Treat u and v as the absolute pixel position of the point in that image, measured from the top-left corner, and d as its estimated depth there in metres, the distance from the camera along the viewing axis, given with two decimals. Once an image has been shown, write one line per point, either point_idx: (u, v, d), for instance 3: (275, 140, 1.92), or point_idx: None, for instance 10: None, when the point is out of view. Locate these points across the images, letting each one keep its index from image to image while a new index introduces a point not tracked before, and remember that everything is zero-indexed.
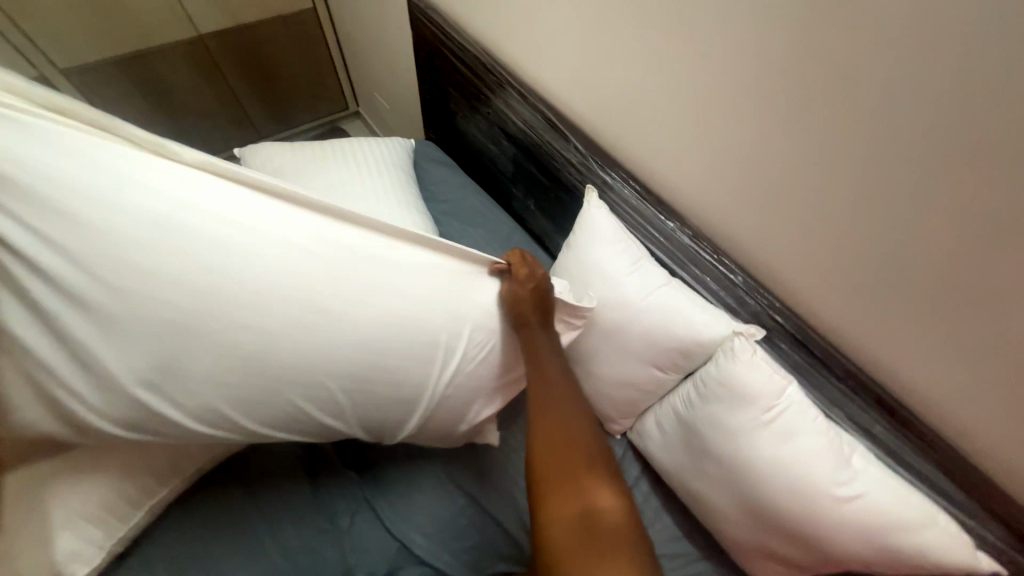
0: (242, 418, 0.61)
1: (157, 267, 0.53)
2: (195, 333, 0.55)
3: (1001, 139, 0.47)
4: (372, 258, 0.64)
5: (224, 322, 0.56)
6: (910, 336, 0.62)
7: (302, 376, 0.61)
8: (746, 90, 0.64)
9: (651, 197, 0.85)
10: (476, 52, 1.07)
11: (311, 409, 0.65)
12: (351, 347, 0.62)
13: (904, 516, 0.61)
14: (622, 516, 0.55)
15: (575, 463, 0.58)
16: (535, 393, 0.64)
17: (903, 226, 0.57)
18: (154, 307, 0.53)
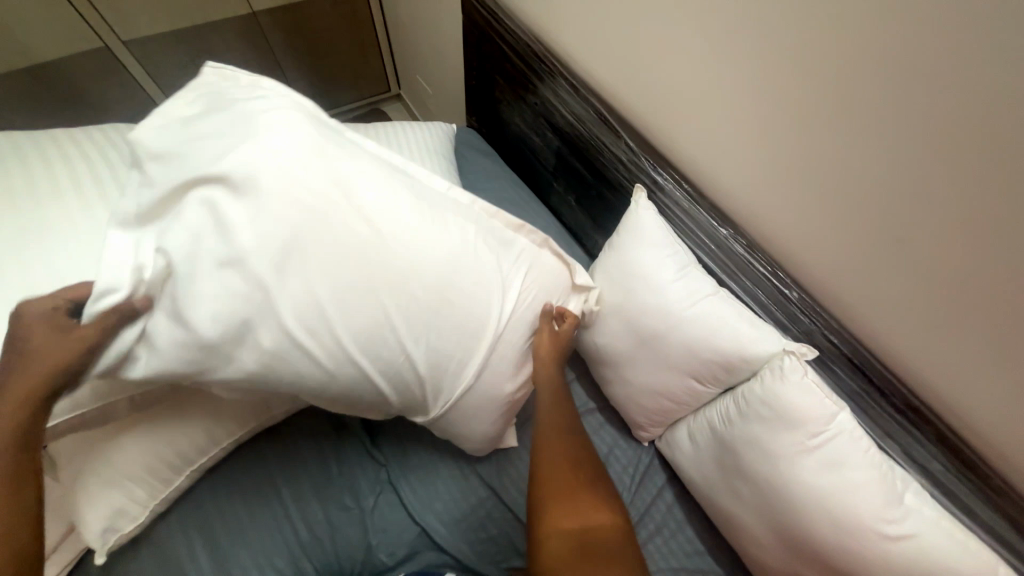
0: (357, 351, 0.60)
1: (280, 175, 0.54)
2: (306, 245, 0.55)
3: None
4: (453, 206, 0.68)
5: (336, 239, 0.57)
6: (982, 373, 0.56)
7: (418, 306, 0.62)
8: (821, 93, 0.59)
9: (703, 202, 0.80)
10: (526, 39, 1.04)
11: (399, 347, 0.63)
12: (460, 281, 0.64)
13: (959, 563, 0.57)
14: (615, 534, 0.65)
15: (575, 487, 0.69)
16: (549, 429, 0.75)
17: (988, 253, 0.52)
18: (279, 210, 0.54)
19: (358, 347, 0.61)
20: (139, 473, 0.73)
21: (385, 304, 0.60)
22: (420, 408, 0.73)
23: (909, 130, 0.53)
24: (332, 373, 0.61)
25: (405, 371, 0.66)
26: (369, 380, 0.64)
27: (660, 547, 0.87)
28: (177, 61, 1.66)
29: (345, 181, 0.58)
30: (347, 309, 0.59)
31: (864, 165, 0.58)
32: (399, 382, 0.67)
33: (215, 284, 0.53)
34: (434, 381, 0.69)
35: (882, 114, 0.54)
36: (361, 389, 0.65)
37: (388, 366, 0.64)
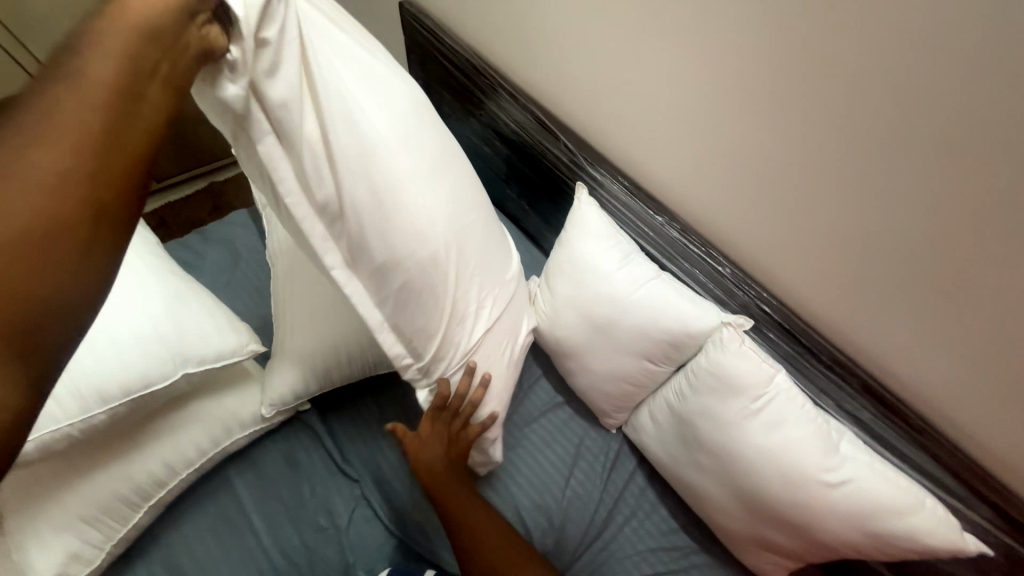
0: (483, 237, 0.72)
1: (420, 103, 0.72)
2: (440, 136, 0.69)
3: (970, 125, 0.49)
4: None
5: (452, 150, 0.71)
6: (894, 320, 0.63)
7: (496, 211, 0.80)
8: (730, 85, 0.65)
9: (640, 193, 0.86)
10: (466, 54, 1.09)
11: (473, 236, 0.70)
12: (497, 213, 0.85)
13: (893, 500, 0.62)
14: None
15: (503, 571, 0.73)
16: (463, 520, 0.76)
17: (884, 212, 0.58)
18: None
19: (445, 219, 0.65)
20: (96, 510, 0.72)
21: (471, 206, 0.71)
22: (462, 324, 0.71)
23: (810, 106, 0.59)
24: (414, 238, 0.62)
25: (467, 259, 0.69)
26: (439, 251, 0.65)
27: (637, 529, 0.89)
28: None
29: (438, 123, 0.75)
30: (452, 193, 0.67)
31: (774, 143, 0.64)
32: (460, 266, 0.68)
33: (376, 130, 0.59)
34: (482, 274, 0.72)
35: (785, 95, 0.61)
36: (427, 270, 0.64)
37: (460, 240, 0.67)
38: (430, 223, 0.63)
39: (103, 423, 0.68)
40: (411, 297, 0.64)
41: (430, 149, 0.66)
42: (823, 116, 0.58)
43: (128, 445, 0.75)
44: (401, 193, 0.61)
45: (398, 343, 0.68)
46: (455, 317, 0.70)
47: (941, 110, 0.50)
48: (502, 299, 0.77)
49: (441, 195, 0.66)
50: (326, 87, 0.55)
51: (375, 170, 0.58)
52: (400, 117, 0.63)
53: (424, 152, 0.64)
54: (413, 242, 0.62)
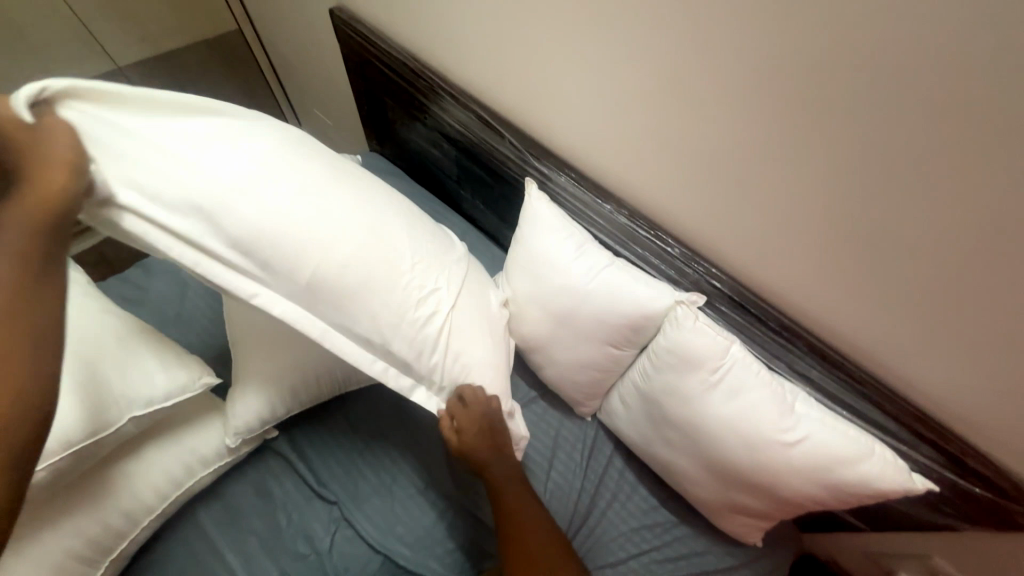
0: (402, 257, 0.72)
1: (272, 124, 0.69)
2: (297, 164, 0.67)
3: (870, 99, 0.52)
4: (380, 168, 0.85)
5: (320, 160, 0.72)
6: (829, 281, 0.66)
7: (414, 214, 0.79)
8: (654, 74, 0.67)
9: (587, 183, 0.87)
10: (402, 57, 1.08)
11: (391, 233, 0.72)
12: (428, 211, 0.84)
13: (846, 451, 0.65)
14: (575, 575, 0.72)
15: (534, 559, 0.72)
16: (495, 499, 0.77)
17: (807, 182, 0.61)
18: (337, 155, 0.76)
19: (348, 227, 0.68)
20: None
21: (379, 205, 0.74)
22: (427, 328, 0.72)
23: (729, 85, 0.61)
24: (317, 247, 0.65)
25: (393, 274, 0.71)
26: (353, 258, 0.67)
27: (619, 511, 0.91)
28: None
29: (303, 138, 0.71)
30: (355, 198, 0.71)
31: (703, 122, 0.66)
32: (382, 284, 0.70)
33: (218, 159, 0.62)
34: (416, 283, 0.73)
35: (707, 76, 0.62)
36: (343, 274, 0.66)
37: (373, 263, 0.69)
38: (333, 256, 0.66)
39: (43, 481, 0.63)
40: (334, 304, 0.67)
41: (292, 160, 0.67)
42: (742, 93, 0.61)
43: (80, 498, 0.71)
44: (296, 208, 0.64)
45: (349, 350, 0.70)
46: (413, 322, 0.71)
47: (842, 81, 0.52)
48: (455, 289, 0.77)
49: (340, 201, 0.69)
50: (191, 177, 0.60)
51: (256, 193, 0.62)
52: (213, 141, 0.63)
53: (302, 168, 0.68)
54: (326, 279, 0.66)
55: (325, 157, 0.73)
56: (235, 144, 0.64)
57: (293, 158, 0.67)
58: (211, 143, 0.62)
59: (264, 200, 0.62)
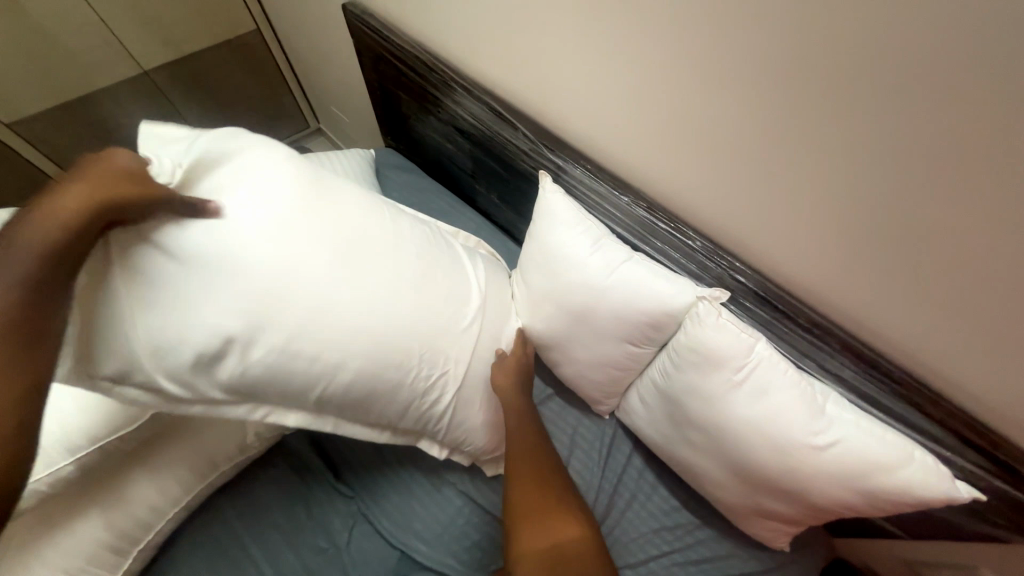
0: (405, 367, 0.71)
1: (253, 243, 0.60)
2: (288, 292, 0.61)
3: (911, 78, 0.47)
4: (371, 209, 0.74)
5: (320, 257, 0.64)
6: (865, 275, 0.62)
7: (418, 299, 0.72)
8: (673, 59, 0.64)
9: (603, 175, 0.84)
10: (415, 51, 1.06)
11: (396, 328, 0.69)
12: (431, 278, 0.75)
13: (882, 456, 0.61)
14: (582, 531, 0.73)
15: (548, 502, 0.75)
16: (515, 444, 0.80)
17: (839, 171, 0.57)
18: (323, 235, 0.66)
19: (350, 341, 0.66)
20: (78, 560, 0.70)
21: (387, 292, 0.69)
22: (435, 404, 0.76)
23: (751, 66, 0.57)
24: (323, 372, 0.65)
25: (394, 379, 0.70)
26: (359, 375, 0.67)
27: (638, 512, 0.89)
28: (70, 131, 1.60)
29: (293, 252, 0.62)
30: (361, 300, 0.67)
31: (724, 108, 0.63)
32: (387, 391, 0.71)
33: (210, 304, 0.57)
34: (417, 380, 0.73)
35: (726, 56, 0.59)
36: (354, 383, 0.67)
37: (378, 377, 0.69)
38: (340, 383, 0.66)
39: (72, 473, 0.65)
40: (348, 408, 0.70)
41: (288, 275, 0.62)
42: (767, 76, 0.57)
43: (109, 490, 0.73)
44: (295, 342, 0.62)
45: (362, 433, 0.75)
46: (417, 409, 0.74)
47: (878, 61, 0.48)
48: (467, 357, 0.78)
49: (347, 307, 0.65)
50: (187, 349, 0.56)
51: (258, 333, 0.59)
52: (203, 283, 0.57)
53: (301, 280, 0.62)
54: (333, 397, 0.68)
55: (324, 247, 0.65)
56: (223, 280, 0.58)
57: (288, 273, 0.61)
58: (202, 286, 0.57)
59: (271, 337, 0.60)
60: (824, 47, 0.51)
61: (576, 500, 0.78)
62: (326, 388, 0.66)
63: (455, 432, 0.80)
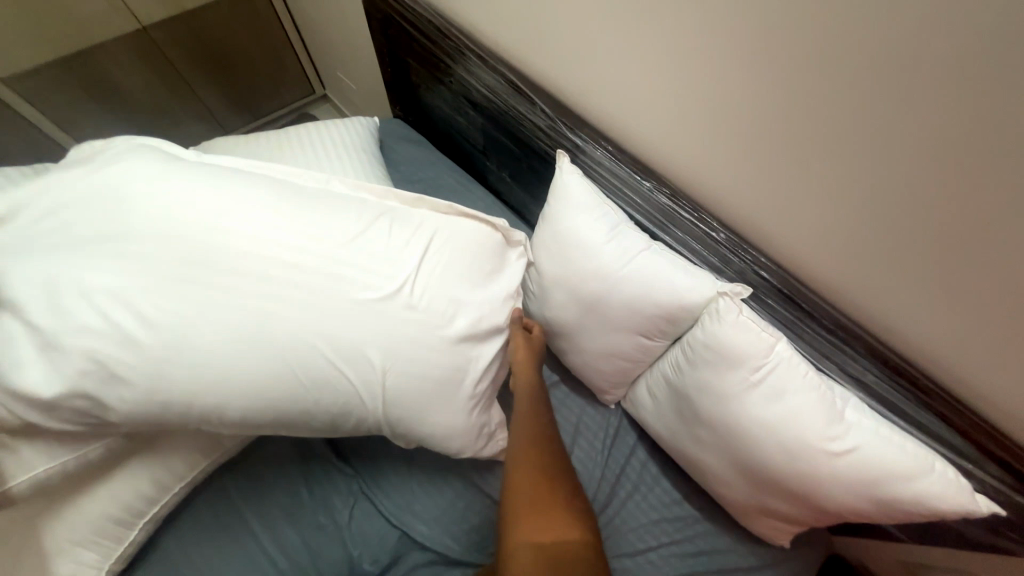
0: (302, 364, 0.62)
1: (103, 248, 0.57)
2: (150, 298, 0.57)
3: (983, 70, 0.42)
4: (264, 193, 0.66)
5: (165, 244, 0.59)
6: (900, 280, 0.58)
7: (308, 287, 0.63)
8: (710, 36, 0.58)
9: (624, 157, 0.80)
10: (427, 15, 1.00)
11: (287, 324, 0.61)
12: (332, 261, 0.65)
13: (900, 466, 0.59)
14: (588, 541, 0.64)
15: (555, 497, 0.67)
16: (521, 439, 0.73)
17: (885, 168, 0.52)
18: (172, 231, 0.60)
19: (234, 344, 0.59)
20: (87, 534, 0.71)
21: (256, 288, 0.61)
22: (350, 403, 0.67)
23: (801, 45, 0.52)
24: (211, 387, 0.59)
25: (303, 384, 0.63)
26: (260, 385, 0.61)
27: (639, 503, 0.88)
28: (68, 90, 1.55)
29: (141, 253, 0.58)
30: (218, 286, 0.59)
31: (764, 91, 0.57)
32: (302, 397, 0.64)
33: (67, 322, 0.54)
34: (334, 383, 0.65)
35: (775, 31, 0.53)
36: (243, 392, 0.60)
37: (285, 382, 0.62)
38: (246, 394, 0.61)
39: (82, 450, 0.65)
40: (255, 416, 0.63)
41: (129, 270, 0.57)
42: (817, 59, 0.51)
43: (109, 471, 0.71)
44: (175, 349, 0.57)
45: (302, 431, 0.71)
46: (344, 415, 0.68)
47: (947, 49, 0.43)
48: (377, 345, 0.65)
49: (213, 307, 0.59)
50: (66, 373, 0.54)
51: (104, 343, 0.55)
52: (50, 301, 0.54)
53: (142, 271, 0.57)
54: (247, 411, 0.62)
55: (171, 233, 0.60)
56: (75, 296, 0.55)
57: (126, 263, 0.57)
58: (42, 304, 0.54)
59: (124, 341, 0.55)
60: (892, 25, 0.45)
61: (585, 505, 0.69)
62: (224, 396, 0.60)
63: (400, 432, 0.72)
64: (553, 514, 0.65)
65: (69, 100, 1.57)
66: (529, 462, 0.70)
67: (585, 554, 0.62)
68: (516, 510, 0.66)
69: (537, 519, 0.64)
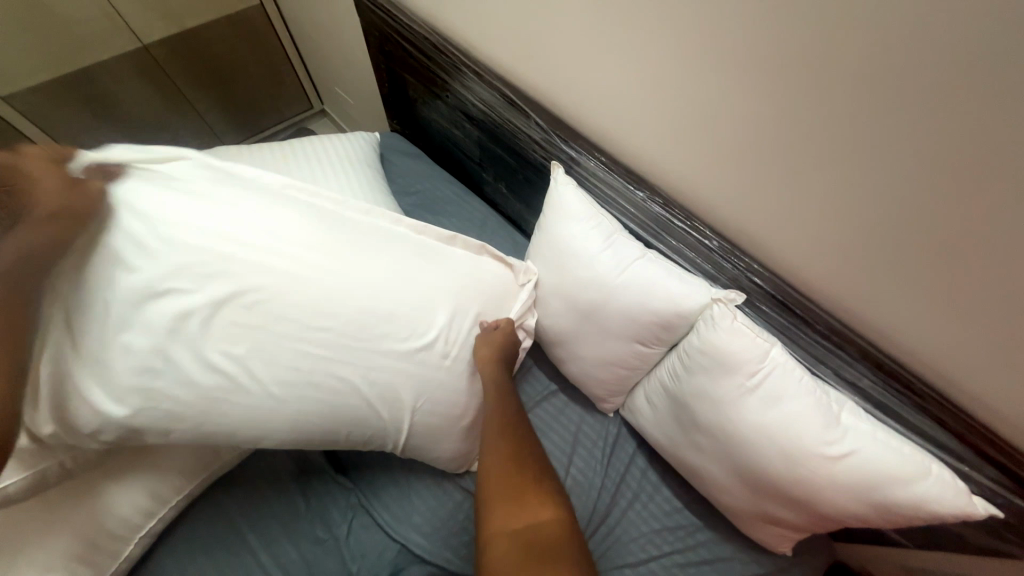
0: (358, 405, 0.69)
1: (179, 286, 0.57)
2: (231, 343, 0.60)
3: (961, 78, 0.44)
4: (333, 238, 0.67)
5: (238, 288, 0.59)
6: (892, 285, 0.59)
7: (373, 339, 0.68)
8: (698, 49, 0.60)
9: (618, 168, 0.81)
10: (424, 32, 1.02)
11: (350, 371, 0.67)
12: (395, 313, 0.69)
13: (898, 469, 0.60)
14: (560, 522, 0.61)
15: (522, 482, 0.65)
16: (493, 432, 0.73)
17: (872, 174, 0.54)
18: (249, 279, 0.60)
19: (301, 386, 0.64)
20: (82, 550, 0.70)
21: (324, 337, 0.65)
22: (383, 433, 0.74)
23: (786, 57, 0.54)
24: (270, 418, 0.64)
25: (352, 419, 0.70)
26: (316, 419, 0.67)
27: (640, 511, 0.88)
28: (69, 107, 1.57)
29: (223, 299, 0.59)
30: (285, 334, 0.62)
31: (754, 101, 0.59)
32: (346, 430, 0.71)
33: (148, 359, 0.56)
34: (380, 420, 0.72)
35: (762, 46, 0.55)
36: (299, 426, 0.67)
37: (339, 419, 0.69)
38: (301, 427, 0.67)
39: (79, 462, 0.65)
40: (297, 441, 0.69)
41: (208, 314, 0.58)
42: (802, 70, 0.53)
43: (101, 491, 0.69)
44: (246, 390, 0.61)
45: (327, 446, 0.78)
46: (379, 439, 0.75)
47: (925, 58, 0.45)
48: (419, 391, 0.73)
49: (283, 352, 0.62)
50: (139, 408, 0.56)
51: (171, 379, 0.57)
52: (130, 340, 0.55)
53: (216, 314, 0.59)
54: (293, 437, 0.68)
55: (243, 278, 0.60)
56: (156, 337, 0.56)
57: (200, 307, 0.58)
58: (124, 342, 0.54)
59: (194, 383, 0.58)
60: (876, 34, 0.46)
61: (559, 487, 0.67)
62: (275, 429, 0.65)
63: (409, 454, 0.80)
64: (522, 500, 0.63)
65: (69, 116, 1.59)
66: (499, 449, 0.70)
67: (555, 534, 0.59)
68: (487, 500, 0.65)
69: (505, 500, 0.64)
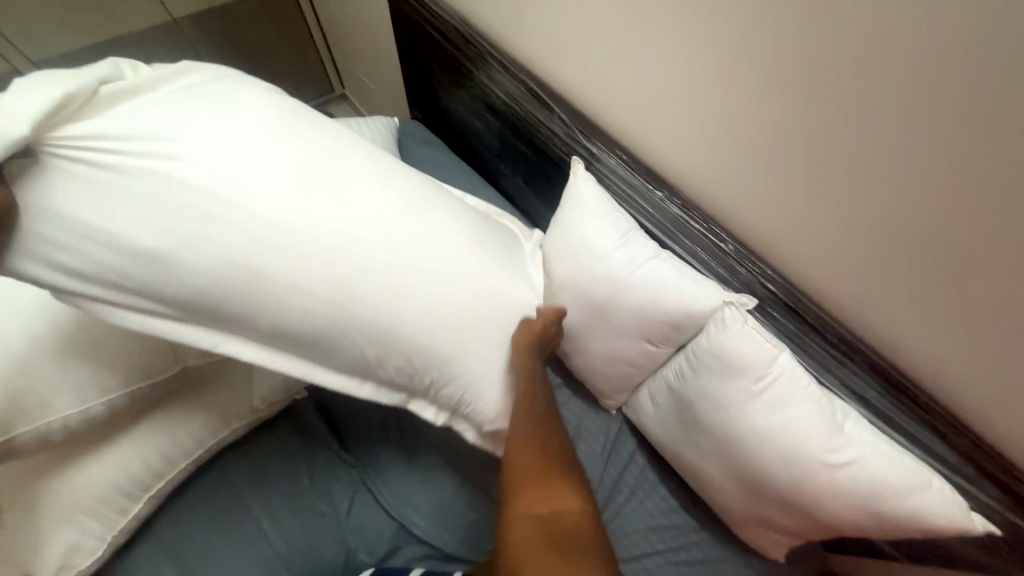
0: (408, 320, 0.68)
1: (237, 181, 0.59)
2: (290, 236, 0.61)
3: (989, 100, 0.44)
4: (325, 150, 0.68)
5: (293, 188, 0.62)
6: (908, 299, 0.59)
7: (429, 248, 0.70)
8: (728, 52, 0.61)
9: (638, 167, 0.82)
10: (452, 22, 1.03)
11: (406, 277, 0.68)
12: (441, 229, 0.73)
13: (897, 482, 0.60)
14: (581, 505, 0.64)
15: (545, 468, 0.66)
16: (521, 404, 0.72)
17: (893, 188, 0.54)
18: (304, 180, 0.63)
19: (360, 289, 0.65)
20: (94, 503, 0.73)
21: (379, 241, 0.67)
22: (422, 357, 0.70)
23: (817, 65, 0.54)
24: (325, 324, 0.64)
25: (404, 334, 0.68)
26: (371, 329, 0.66)
27: (636, 509, 0.89)
28: (98, 77, 1.61)
29: (281, 195, 0.61)
30: (295, 252, 0.61)
31: (780, 108, 0.59)
32: (385, 346, 0.68)
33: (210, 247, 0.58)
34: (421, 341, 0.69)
35: (792, 52, 0.55)
36: (347, 334, 0.66)
37: (387, 330, 0.67)
38: (354, 337, 0.66)
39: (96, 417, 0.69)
40: (333, 357, 0.67)
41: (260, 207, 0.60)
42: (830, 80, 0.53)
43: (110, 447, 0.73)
44: (307, 288, 0.62)
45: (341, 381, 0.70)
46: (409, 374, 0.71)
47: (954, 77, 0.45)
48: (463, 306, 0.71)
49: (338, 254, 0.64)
50: (203, 298, 0.59)
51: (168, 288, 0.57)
52: (193, 233, 0.57)
53: (243, 213, 0.59)
54: (337, 348, 0.66)
55: (298, 179, 0.63)
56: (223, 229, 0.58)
57: (221, 208, 0.58)
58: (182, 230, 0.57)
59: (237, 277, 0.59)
60: (907, 44, 0.47)
61: (574, 463, 0.70)
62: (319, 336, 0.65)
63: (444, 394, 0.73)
64: (548, 485, 0.65)
65: None
66: (523, 438, 0.69)
67: (577, 517, 0.64)
68: (510, 480, 0.66)
69: (531, 489, 0.65)
